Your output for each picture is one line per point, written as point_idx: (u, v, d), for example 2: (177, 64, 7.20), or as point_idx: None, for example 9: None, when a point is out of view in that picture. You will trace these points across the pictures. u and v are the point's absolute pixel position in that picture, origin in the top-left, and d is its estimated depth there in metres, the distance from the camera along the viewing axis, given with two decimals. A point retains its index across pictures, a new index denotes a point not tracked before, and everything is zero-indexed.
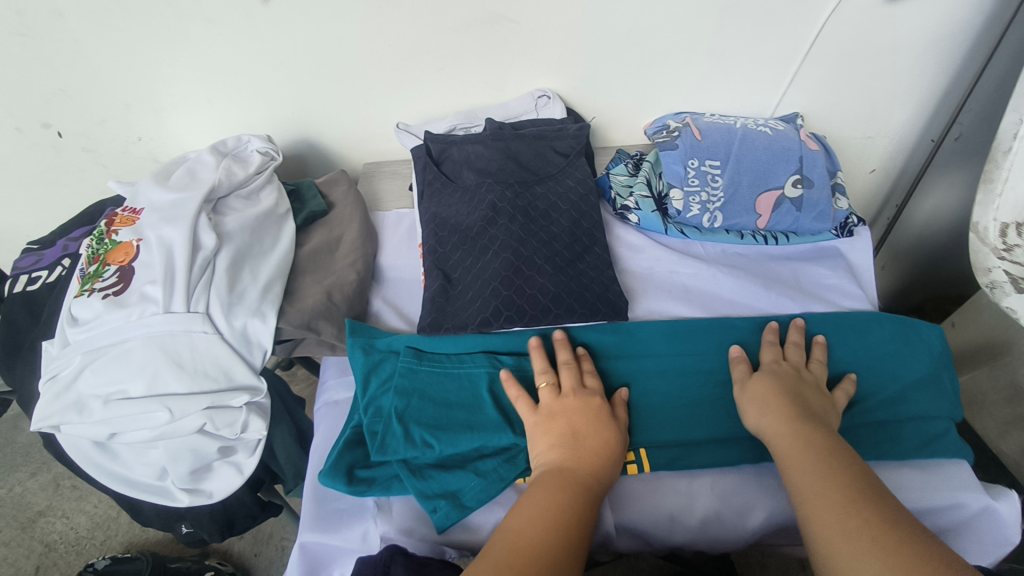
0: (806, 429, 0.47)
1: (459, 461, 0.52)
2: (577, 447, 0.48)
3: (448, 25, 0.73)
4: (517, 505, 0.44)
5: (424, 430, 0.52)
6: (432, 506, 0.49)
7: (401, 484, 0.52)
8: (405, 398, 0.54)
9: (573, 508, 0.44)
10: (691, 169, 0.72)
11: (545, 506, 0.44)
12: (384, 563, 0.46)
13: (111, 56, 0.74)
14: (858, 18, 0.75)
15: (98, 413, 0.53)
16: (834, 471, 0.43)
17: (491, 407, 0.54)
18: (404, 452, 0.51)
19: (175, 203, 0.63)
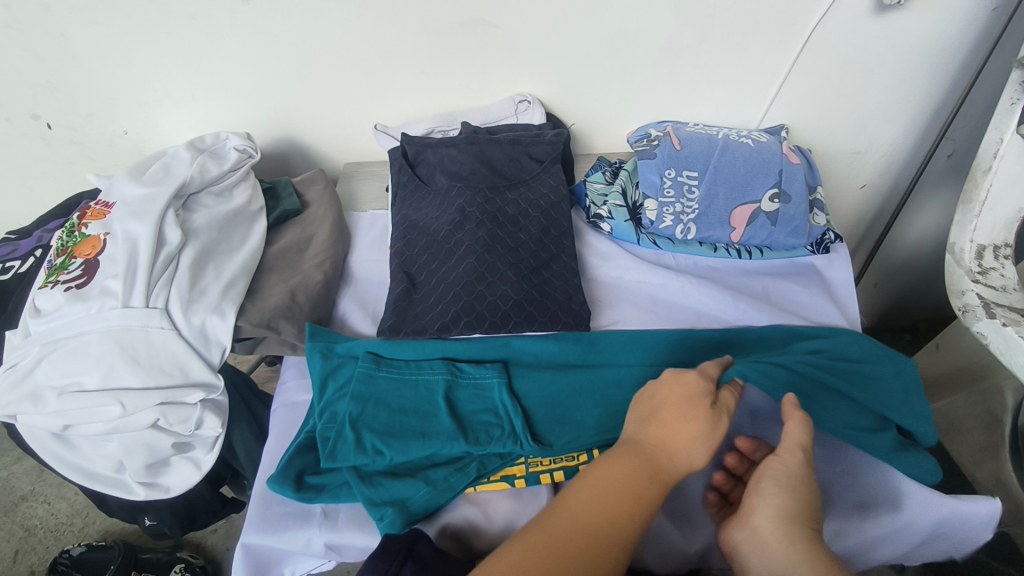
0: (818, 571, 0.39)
1: (410, 469, 0.52)
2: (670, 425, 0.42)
3: (429, 27, 0.73)
4: (581, 477, 0.41)
5: (375, 437, 0.51)
6: (378, 514, 0.48)
7: (351, 490, 0.52)
8: (358, 404, 0.53)
9: (642, 500, 0.40)
10: (668, 179, 0.72)
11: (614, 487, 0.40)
12: (410, 538, 0.47)
13: (96, 50, 0.75)
14: (846, 30, 0.74)
15: (53, 404, 0.54)
16: None
17: (446, 415, 0.53)
18: (354, 459, 0.50)
19: (145, 198, 0.63)
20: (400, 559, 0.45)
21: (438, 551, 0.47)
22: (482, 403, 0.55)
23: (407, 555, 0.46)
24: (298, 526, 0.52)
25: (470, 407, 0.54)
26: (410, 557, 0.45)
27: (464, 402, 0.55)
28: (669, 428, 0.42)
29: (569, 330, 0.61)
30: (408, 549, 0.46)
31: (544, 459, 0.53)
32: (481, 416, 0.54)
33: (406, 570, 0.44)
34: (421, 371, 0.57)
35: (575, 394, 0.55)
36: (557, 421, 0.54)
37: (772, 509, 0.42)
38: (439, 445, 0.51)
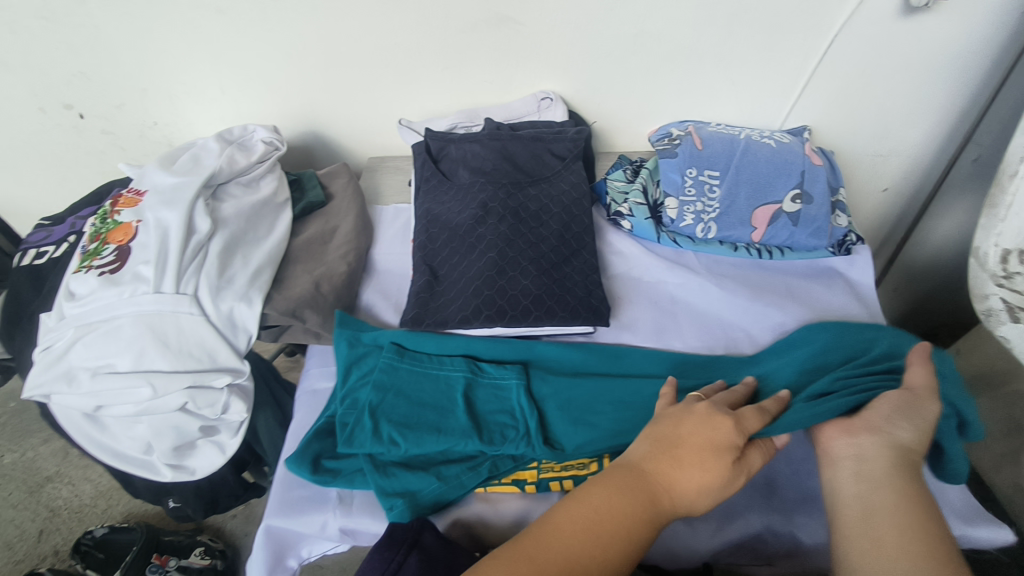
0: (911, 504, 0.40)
1: (424, 462, 0.52)
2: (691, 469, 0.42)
3: (454, 23, 0.74)
4: (575, 498, 0.41)
5: (392, 428, 0.52)
6: (388, 504, 0.49)
7: (362, 478, 0.52)
8: (380, 392, 0.55)
9: (633, 535, 0.39)
10: (689, 178, 0.72)
11: (608, 515, 0.39)
12: (417, 528, 0.48)
13: (130, 42, 0.76)
14: (871, 31, 0.73)
15: (86, 385, 0.56)
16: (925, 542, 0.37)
17: (463, 411, 0.53)
18: (369, 447, 0.51)
19: (175, 187, 0.65)
20: (405, 548, 0.46)
21: (444, 540, 0.48)
22: (500, 403, 0.55)
23: (412, 544, 0.47)
24: (315, 510, 0.53)
25: (486, 407, 0.55)
26: (416, 546, 0.47)
27: (483, 402, 0.55)
28: (691, 469, 0.41)
29: (589, 324, 0.61)
30: (414, 539, 0.47)
31: (556, 466, 0.53)
32: (497, 417, 0.54)
33: (411, 561, 0.45)
34: (444, 366, 0.57)
35: (595, 399, 0.55)
36: (572, 425, 0.53)
37: (894, 439, 0.42)
38: (451, 442, 0.52)
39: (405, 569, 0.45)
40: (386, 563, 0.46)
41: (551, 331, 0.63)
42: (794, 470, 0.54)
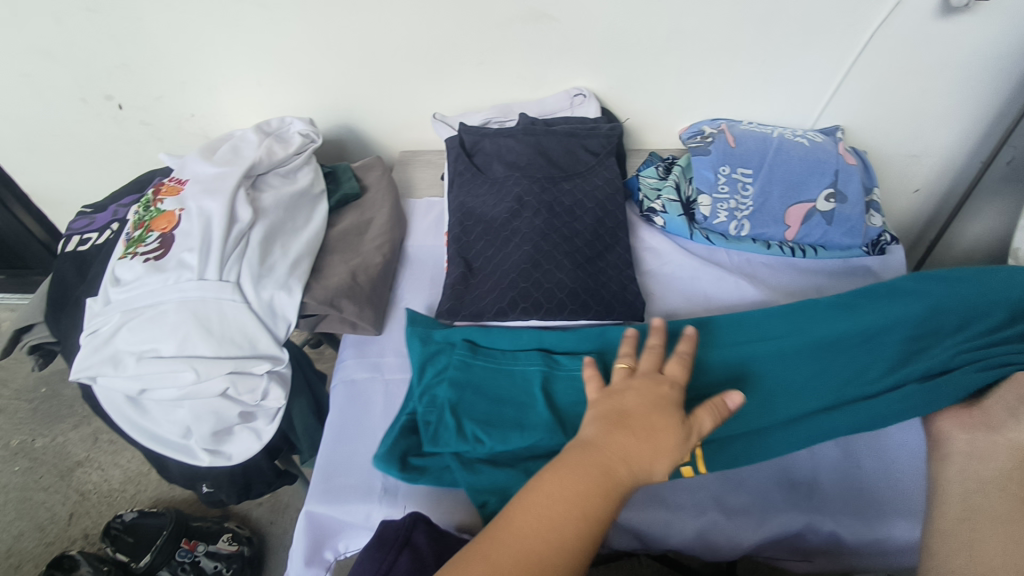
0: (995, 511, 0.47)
1: (510, 459, 0.52)
2: (647, 442, 0.42)
3: (490, 20, 0.75)
4: (528, 490, 0.39)
5: (476, 426, 0.52)
6: (482, 501, 0.50)
7: (453, 476, 0.53)
8: (457, 390, 0.55)
9: (592, 515, 0.38)
10: (722, 176, 0.72)
11: (560, 494, 0.39)
12: (408, 528, 0.47)
13: (171, 35, 0.78)
14: (909, 32, 0.73)
15: (132, 368, 0.57)
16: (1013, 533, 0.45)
17: (543, 406, 0.53)
18: (455, 445, 0.52)
19: (217, 176, 0.66)
20: (396, 549, 0.46)
21: (434, 539, 0.47)
22: (581, 397, 0.55)
23: (403, 544, 0.46)
24: (360, 499, 0.54)
25: (570, 402, 0.54)
26: (407, 546, 0.46)
27: (566, 396, 0.55)
28: (642, 443, 0.42)
29: (623, 319, 0.62)
30: (405, 538, 0.47)
31: None
32: (579, 411, 0.54)
33: (401, 562, 0.45)
34: (519, 363, 0.56)
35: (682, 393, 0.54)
36: None
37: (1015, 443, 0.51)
38: (538, 437, 0.52)
39: (396, 570, 0.44)
40: (377, 564, 0.45)
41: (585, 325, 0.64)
42: (825, 468, 0.55)
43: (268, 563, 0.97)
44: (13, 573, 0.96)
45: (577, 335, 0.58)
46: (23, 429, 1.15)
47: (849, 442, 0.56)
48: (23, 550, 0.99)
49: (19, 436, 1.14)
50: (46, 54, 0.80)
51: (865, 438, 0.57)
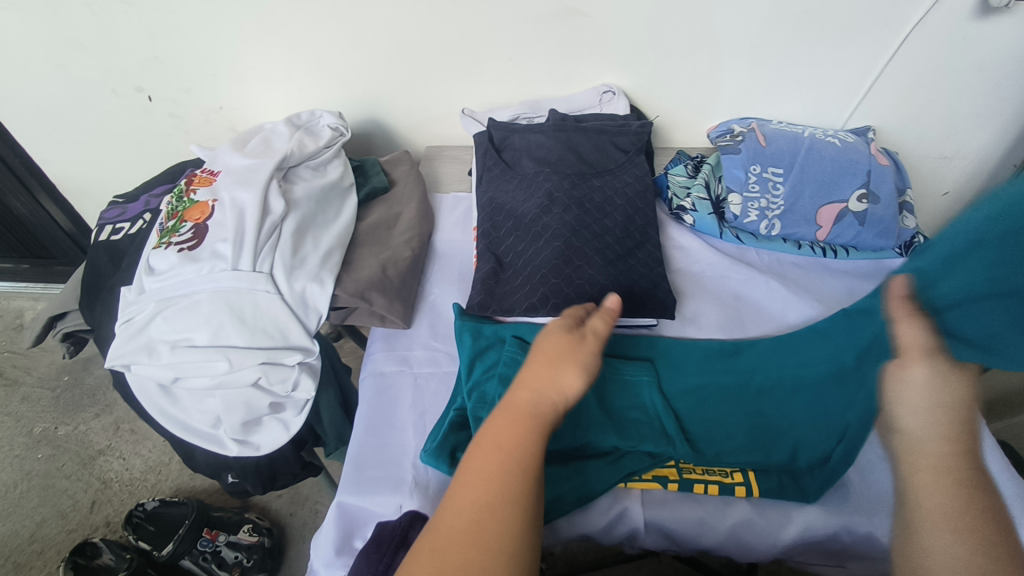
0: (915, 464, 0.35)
1: (561, 457, 0.53)
2: (546, 373, 0.41)
3: (522, 16, 0.75)
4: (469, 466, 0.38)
5: None
6: None
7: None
8: (505, 386, 0.52)
9: (521, 445, 0.37)
10: (752, 174, 0.72)
11: (490, 443, 0.37)
12: (404, 526, 0.48)
13: (203, 28, 0.78)
14: (945, 32, 0.72)
15: (166, 356, 0.57)
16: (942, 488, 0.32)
17: (595, 407, 0.55)
18: None
19: (250, 168, 0.67)
20: (393, 548, 0.46)
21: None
22: (632, 399, 0.56)
23: (399, 543, 0.47)
24: (391, 490, 0.54)
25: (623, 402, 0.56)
26: (403, 545, 0.46)
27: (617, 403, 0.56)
28: (530, 376, 0.41)
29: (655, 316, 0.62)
30: (401, 536, 0.47)
31: (697, 469, 0.54)
32: (631, 414, 0.56)
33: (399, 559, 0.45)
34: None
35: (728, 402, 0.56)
36: (709, 426, 0.55)
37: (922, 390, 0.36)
38: (594, 434, 0.54)
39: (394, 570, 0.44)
40: (374, 565, 0.45)
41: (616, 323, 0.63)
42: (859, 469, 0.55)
43: (288, 554, 0.98)
44: (36, 559, 0.97)
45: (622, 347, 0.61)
46: (47, 417, 1.16)
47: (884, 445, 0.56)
48: (46, 536, 1.00)
49: (43, 424, 1.15)
50: (79, 46, 0.81)
51: None
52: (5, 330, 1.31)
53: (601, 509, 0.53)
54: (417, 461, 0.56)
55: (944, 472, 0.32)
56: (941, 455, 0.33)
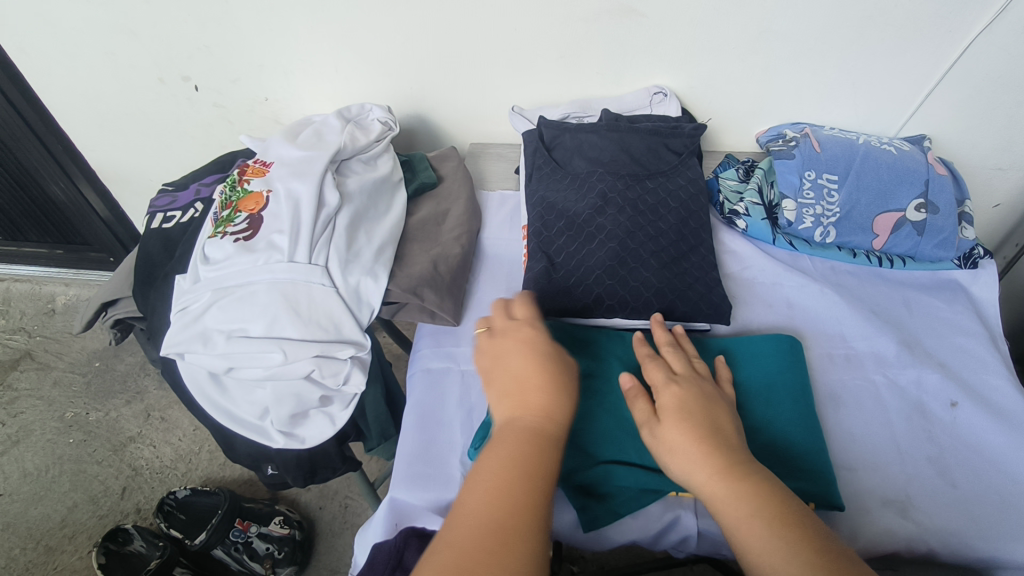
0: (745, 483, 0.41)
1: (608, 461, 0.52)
2: (522, 387, 0.45)
3: (576, 14, 0.74)
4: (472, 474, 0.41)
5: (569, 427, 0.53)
6: (581, 505, 0.50)
7: None
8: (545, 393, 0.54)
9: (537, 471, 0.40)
10: (807, 181, 0.71)
11: (498, 480, 0.39)
12: (400, 548, 0.49)
13: (255, 19, 0.78)
14: (1011, 41, 0.71)
15: (220, 346, 0.57)
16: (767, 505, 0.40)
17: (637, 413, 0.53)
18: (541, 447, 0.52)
19: (304, 159, 0.67)
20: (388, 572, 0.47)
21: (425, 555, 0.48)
22: None
23: (395, 567, 0.47)
24: (440, 487, 0.53)
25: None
26: (400, 567, 0.47)
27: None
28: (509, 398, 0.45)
29: (710, 320, 0.61)
30: (398, 558, 0.48)
31: None
32: None
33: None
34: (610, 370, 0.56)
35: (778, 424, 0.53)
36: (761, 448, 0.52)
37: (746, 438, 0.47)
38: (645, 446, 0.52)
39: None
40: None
41: (668, 325, 0.64)
42: (919, 488, 0.52)
43: (317, 548, 0.98)
44: (66, 543, 0.98)
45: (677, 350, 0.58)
46: (78, 402, 1.17)
47: (945, 463, 0.54)
48: (77, 521, 1.00)
49: (74, 408, 1.16)
50: (129, 33, 0.81)
51: (961, 460, 0.54)
52: (37, 315, 1.32)
53: (653, 516, 0.51)
54: (465, 458, 0.55)
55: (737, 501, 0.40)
56: (718, 488, 0.41)
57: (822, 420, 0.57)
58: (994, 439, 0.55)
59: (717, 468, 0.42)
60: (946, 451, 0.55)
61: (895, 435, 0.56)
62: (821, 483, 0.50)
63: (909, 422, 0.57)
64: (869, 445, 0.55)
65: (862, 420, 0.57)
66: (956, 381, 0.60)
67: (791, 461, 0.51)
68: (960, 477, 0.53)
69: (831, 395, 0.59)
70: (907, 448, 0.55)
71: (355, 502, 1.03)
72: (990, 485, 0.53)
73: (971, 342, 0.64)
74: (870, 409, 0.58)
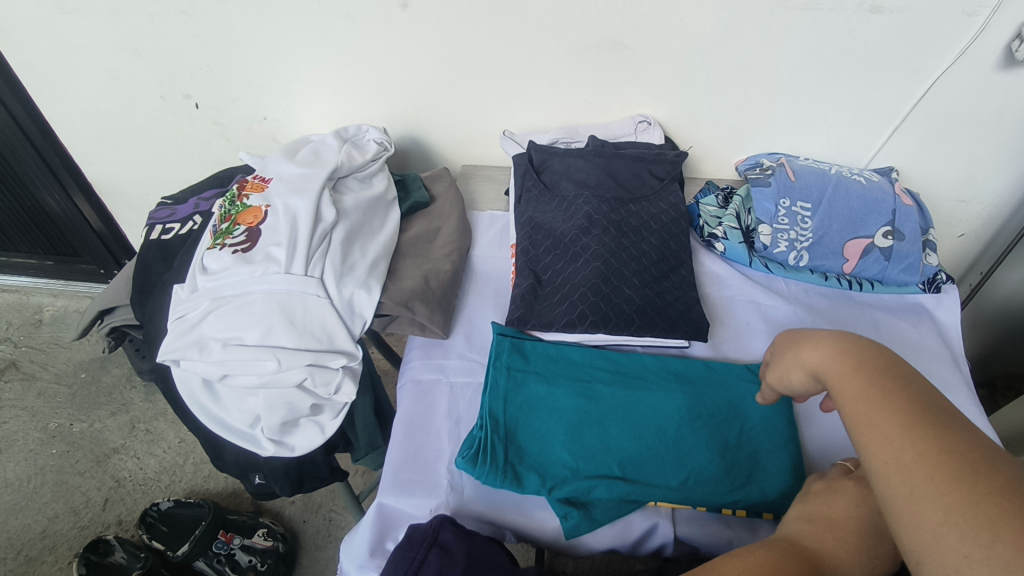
0: (855, 360, 0.42)
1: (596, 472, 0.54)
2: None
3: (566, 45, 0.78)
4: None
5: (562, 443, 0.55)
6: (564, 512, 0.52)
7: (533, 483, 0.53)
8: (529, 409, 0.57)
9: None
10: (782, 208, 0.75)
11: None
12: (434, 529, 0.48)
13: (257, 41, 0.81)
14: (969, 82, 0.76)
15: (216, 353, 0.59)
16: (889, 390, 0.39)
17: (617, 426, 0.55)
18: (530, 461, 0.54)
19: (302, 177, 0.70)
20: (425, 547, 0.46)
21: (461, 537, 0.48)
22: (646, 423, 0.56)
23: (432, 542, 0.47)
24: (427, 494, 0.54)
25: (648, 412, 0.56)
26: (436, 544, 0.47)
27: (645, 428, 0.55)
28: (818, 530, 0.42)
29: (687, 337, 0.64)
30: (433, 538, 0.47)
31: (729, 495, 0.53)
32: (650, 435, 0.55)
33: (431, 560, 0.45)
34: (595, 388, 0.58)
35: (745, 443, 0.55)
36: (737, 466, 0.54)
37: None
38: (623, 462, 0.54)
39: (427, 567, 0.45)
40: (408, 563, 0.46)
41: (648, 342, 0.66)
42: None
43: (301, 560, 0.99)
44: (47, 554, 0.97)
45: (651, 368, 0.61)
46: (62, 413, 1.17)
47: None
48: (58, 532, 1.00)
49: (58, 419, 1.16)
50: (133, 52, 0.84)
51: None
52: (23, 325, 1.32)
53: (631, 523, 0.54)
54: (452, 466, 0.57)
55: (863, 398, 0.39)
56: (844, 372, 0.42)
57: (800, 437, 0.59)
58: None
59: (827, 353, 0.44)
60: None
61: None
62: (790, 497, 0.53)
63: None
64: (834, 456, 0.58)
65: (832, 436, 0.60)
66: None
67: (762, 476, 0.54)
68: None
69: (804, 409, 0.62)
70: None
71: (339, 515, 1.04)
72: None
73: (935, 362, 0.67)
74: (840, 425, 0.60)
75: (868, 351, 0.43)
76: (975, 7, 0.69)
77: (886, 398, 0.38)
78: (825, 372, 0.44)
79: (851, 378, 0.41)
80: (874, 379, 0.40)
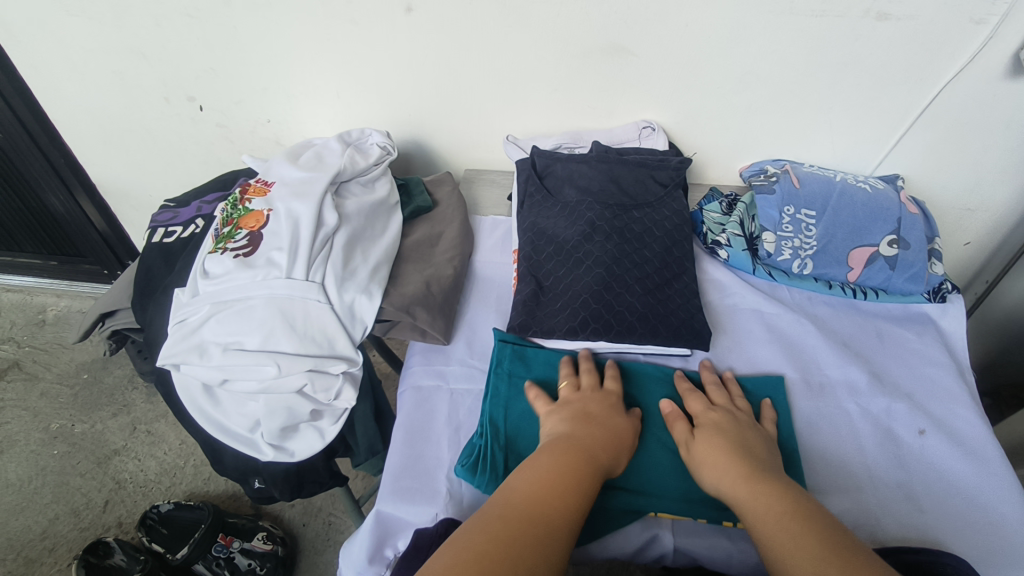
0: (768, 493, 0.46)
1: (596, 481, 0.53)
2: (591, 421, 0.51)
3: (570, 51, 0.78)
4: (528, 464, 0.46)
5: None
6: None
7: None
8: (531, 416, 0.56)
9: (581, 473, 0.46)
10: (786, 215, 0.75)
11: (548, 472, 0.45)
12: None
13: (261, 44, 0.82)
14: (977, 90, 0.76)
15: (216, 358, 0.59)
16: (802, 525, 0.43)
17: None
18: None
19: (304, 180, 0.69)
20: None
21: None
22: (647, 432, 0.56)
23: None
24: (426, 501, 0.54)
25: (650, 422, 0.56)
26: None
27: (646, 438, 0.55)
28: (574, 423, 0.51)
29: (690, 345, 0.64)
30: None
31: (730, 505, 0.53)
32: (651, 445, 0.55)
33: None
34: None
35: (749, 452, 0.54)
36: None
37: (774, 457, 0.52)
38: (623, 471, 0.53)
39: None
40: None
41: (650, 351, 0.66)
42: (888, 512, 0.54)
43: (300, 564, 0.98)
44: (46, 555, 0.97)
45: (654, 377, 0.61)
46: (64, 414, 1.17)
47: (913, 488, 0.56)
48: (58, 533, 1.00)
49: (59, 420, 1.16)
50: (139, 54, 0.84)
51: (931, 487, 0.56)
52: (26, 325, 1.33)
53: (631, 533, 0.53)
54: (451, 474, 0.56)
55: (783, 535, 0.42)
56: (758, 507, 0.45)
57: (803, 448, 0.59)
58: (958, 467, 0.58)
59: (738, 483, 0.47)
60: (914, 477, 0.57)
61: (867, 459, 0.58)
62: None
63: (880, 449, 0.59)
64: (838, 466, 0.57)
65: (835, 446, 0.59)
66: (922, 411, 0.62)
67: None
68: (926, 501, 0.55)
69: (807, 420, 0.61)
70: (879, 473, 0.57)
71: (338, 519, 1.03)
72: (953, 509, 0.54)
73: (939, 372, 0.67)
74: (843, 436, 0.60)
75: (773, 491, 0.46)
76: (983, 14, 0.69)
77: (799, 534, 0.42)
78: (736, 500, 0.47)
79: (765, 511, 0.44)
80: (789, 515, 0.44)
